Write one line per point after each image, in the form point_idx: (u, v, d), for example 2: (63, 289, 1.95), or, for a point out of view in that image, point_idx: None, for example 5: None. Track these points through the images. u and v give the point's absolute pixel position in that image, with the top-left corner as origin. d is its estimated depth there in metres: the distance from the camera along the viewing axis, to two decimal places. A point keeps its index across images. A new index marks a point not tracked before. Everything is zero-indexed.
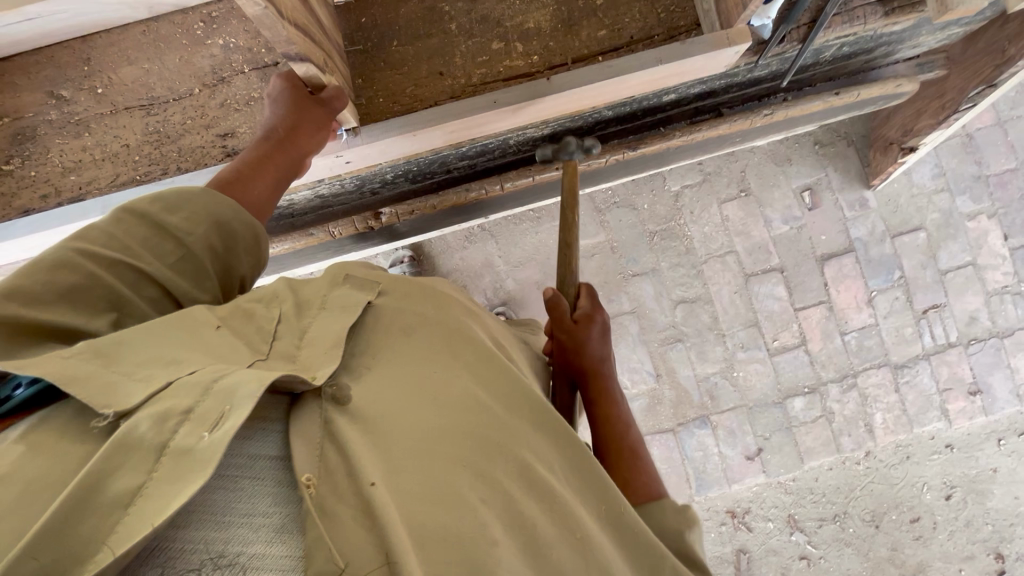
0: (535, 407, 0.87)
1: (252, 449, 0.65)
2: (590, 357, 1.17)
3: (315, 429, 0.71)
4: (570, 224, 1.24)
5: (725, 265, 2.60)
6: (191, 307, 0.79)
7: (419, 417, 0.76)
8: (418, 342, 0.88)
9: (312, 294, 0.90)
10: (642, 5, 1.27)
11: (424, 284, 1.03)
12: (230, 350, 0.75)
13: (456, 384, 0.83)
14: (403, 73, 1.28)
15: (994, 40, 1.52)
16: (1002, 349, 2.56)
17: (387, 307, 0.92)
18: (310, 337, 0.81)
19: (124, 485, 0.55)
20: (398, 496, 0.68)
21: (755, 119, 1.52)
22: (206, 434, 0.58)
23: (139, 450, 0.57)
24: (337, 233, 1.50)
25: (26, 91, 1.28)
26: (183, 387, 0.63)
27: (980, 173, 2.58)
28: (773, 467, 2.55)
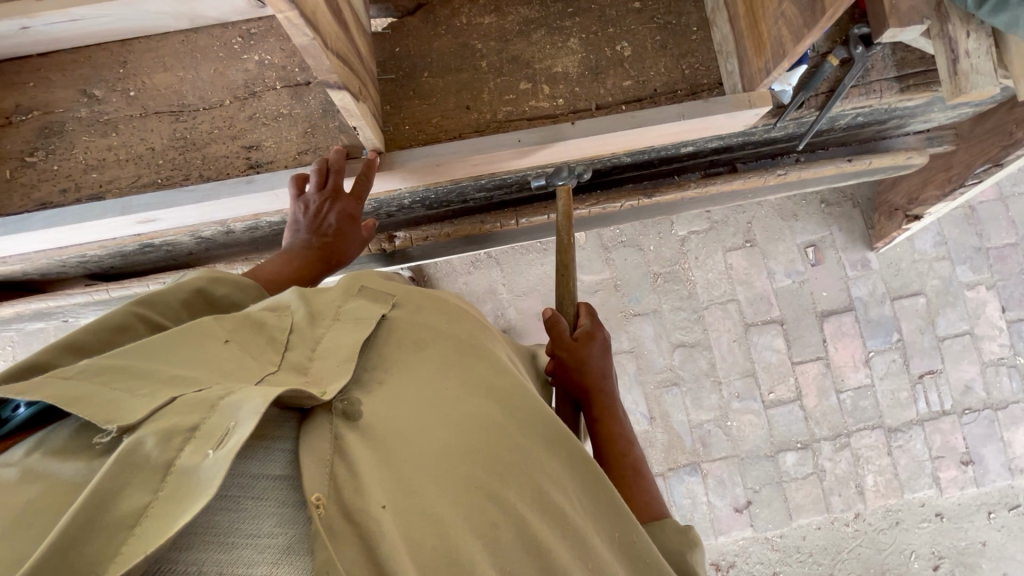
0: (549, 427, 0.87)
1: (256, 467, 0.63)
2: (592, 373, 1.16)
3: (326, 444, 0.70)
4: (567, 247, 1.28)
5: (726, 313, 2.62)
6: (198, 322, 0.79)
7: (433, 434, 0.76)
8: (430, 357, 0.89)
9: (326, 304, 0.90)
10: (668, 60, 1.32)
11: (433, 295, 1.04)
12: (238, 364, 0.74)
13: (469, 400, 0.83)
14: (432, 104, 1.31)
15: (1001, 122, 1.57)
16: (996, 422, 2.56)
17: (400, 319, 0.93)
18: (323, 349, 0.81)
19: (128, 506, 0.53)
20: (408, 515, 0.67)
21: (768, 178, 1.56)
22: (211, 451, 0.58)
23: (143, 469, 0.56)
24: None
25: (59, 88, 1.30)
26: (187, 405, 0.63)
27: (980, 245, 2.62)
28: (761, 522, 2.51)
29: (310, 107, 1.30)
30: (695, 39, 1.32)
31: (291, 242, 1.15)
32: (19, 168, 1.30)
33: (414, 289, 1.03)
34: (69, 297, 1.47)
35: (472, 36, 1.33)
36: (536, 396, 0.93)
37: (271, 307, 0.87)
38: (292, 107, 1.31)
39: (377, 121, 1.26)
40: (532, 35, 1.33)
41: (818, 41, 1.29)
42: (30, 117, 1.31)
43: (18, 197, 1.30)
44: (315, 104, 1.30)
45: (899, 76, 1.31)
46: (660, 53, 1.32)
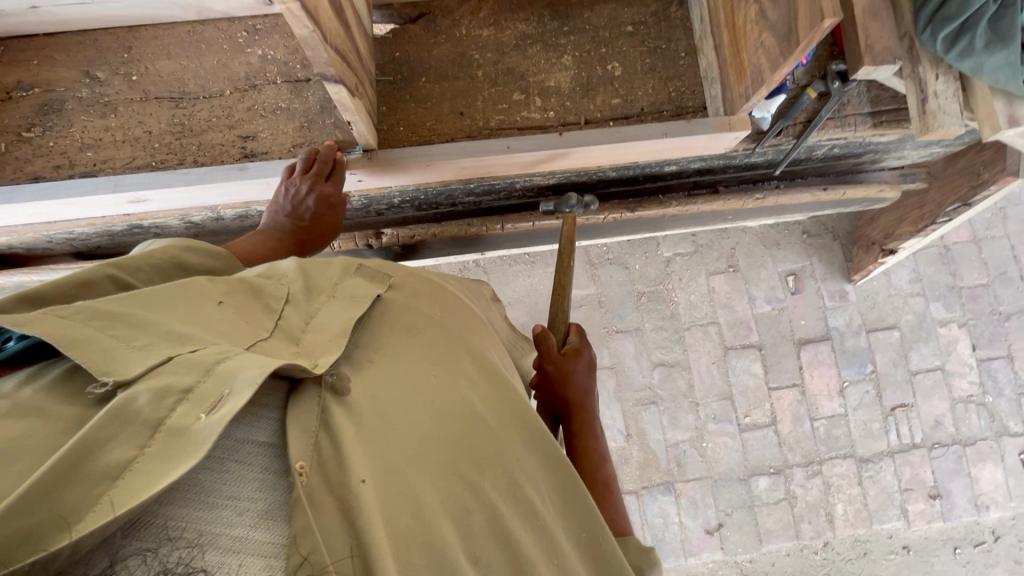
0: (529, 424, 0.89)
1: (240, 432, 0.64)
2: (575, 389, 1.18)
3: (313, 416, 0.71)
4: (566, 270, 1.33)
5: (707, 335, 2.66)
6: (195, 281, 0.81)
7: (416, 419, 0.78)
8: (420, 344, 0.91)
9: (325, 279, 0.92)
10: (656, 82, 1.38)
11: (428, 280, 1.07)
12: (231, 326, 0.76)
13: (454, 390, 0.85)
14: (428, 108, 1.36)
15: (971, 164, 1.65)
16: (964, 457, 2.61)
17: (394, 301, 0.95)
18: (317, 323, 0.84)
19: (114, 458, 0.55)
20: (386, 493, 0.69)
21: (747, 201, 1.61)
22: (203, 416, 0.60)
23: (134, 423, 0.58)
24: (336, 247, 1.54)
25: (62, 67, 1.34)
26: (183, 366, 0.64)
27: (954, 283, 2.71)
28: (731, 545, 2.52)
29: (309, 102, 1.34)
30: (682, 64, 1.39)
31: (272, 221, 1.18)
32: (14, 142, 1.31)
33: (412, 273, 1.06)
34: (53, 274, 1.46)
35: (469, 47, 1.39)
36: (521, 392, 0.95)
37: (265, 276, 0.89)
38: (290, 101, 1.34)
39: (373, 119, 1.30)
40: (527, 50, 1.39)
41: (798, 74, 1.35)
42: (30, 94, 1.33)
43: (10, 170, 1.31)
44: (314, 100, 1.34)
45: (873, 112, 1.38)
46: (648, 75, 1.38)
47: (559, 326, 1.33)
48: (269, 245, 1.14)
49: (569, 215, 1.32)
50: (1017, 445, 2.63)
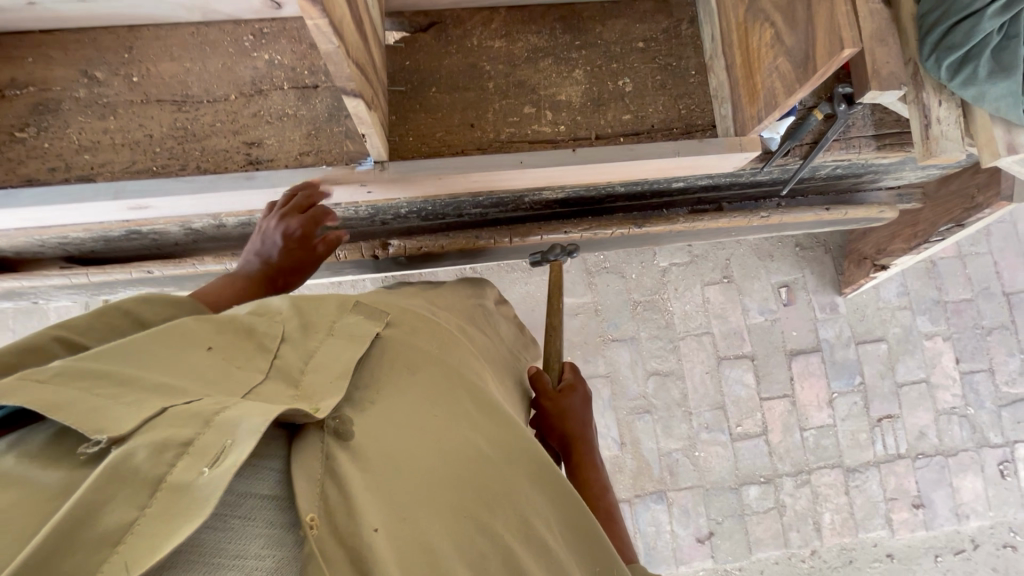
0: (534, 460, 0.90)
1: (242, 485, 0.64)
2: (572, 422, 1.23)
3: (317, 462, 0.71)
4: (555, 310, 1.44)
5: (701, 345, 2.69)
6: (181, 325, 0.80)
7: (423, 458, 0.79)
8: (420, 381, 0.92)
9: (323, 317, 0.94)
10: (666, 99, 1.39)
11: (422, 318, 1.09)
12: (223, 374, 0.76)
13: (457, 427, 0.87)
14: (439, 119, 1.35)
15: (965, 186, 1.69)
16: (946, 468, 2.68)
17: (392, 343, 0.96)
18: (314, 364, 0.83)
19: (115, 520, 0.54)
20: (399, 539, 0.69)
21: (753, 218, 1.63)
22: (206, 470, 0.59)
23: (133, 481, 0.57)
24: (341, 256, 1.52)
25: (59, 66, 1.30)
26: (181, 419, 0.64)
27: (939, 298, 2.78)
28: (721, 554, 2.55)
29: (317, 110, 1.32)
30: (692, 82, 1.40)
31: (244, 264, 1.15)
32: (7, 143, 1.26)
33: (408, 310, 1.08)
34: (45, 279, 1.40)
35: (480, 58, 1.38)
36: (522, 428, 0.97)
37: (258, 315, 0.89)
38: (298, 108, 1.32)
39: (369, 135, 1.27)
40: (539, 63, 1.39)
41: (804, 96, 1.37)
42: (24, 92, 1.28)
43: (2, 171, 1.25)
44: (322, 108, 1.32)
45: (876, 135, 1.41)
46: (659, 92, 1.39)
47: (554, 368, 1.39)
48: (238, 283, 1.10)
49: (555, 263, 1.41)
50: (997, 455, 2.70)
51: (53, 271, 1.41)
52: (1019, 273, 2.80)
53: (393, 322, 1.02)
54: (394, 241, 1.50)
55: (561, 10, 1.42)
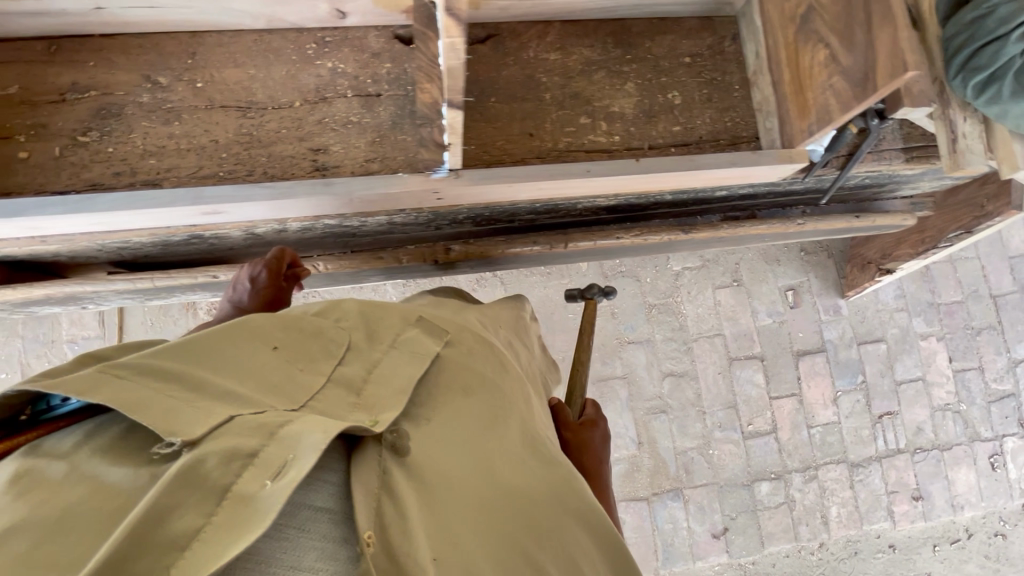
0: (577, 496, 0.95)
1: (298, 496, 0.70)
2: (591, 456, 1.30)
3: (375, 478, 0.78)
4: (585, 346, 1.58)
5: (713, 346, 2.78)
6: (253, 326, 0.90)
7: (471, 485, 0.86)
8: (471, 405, 0.98)
9: (386, 329, 1.04)
10: (713, 112, 1.46)
11: (475, 341, 1.15)
12: (287, 378, 0.85)
13: (502, 457, 0.93)
14: (497, 128, 1.39)
15: (974, 196, 1.82)
16: (942, 461, 2.83)
17: (450, 365, 1.03)
18: (378, 373, 0.93)
19: (182, 526, 0.60)
20: (452, 567, 0.75)
21: (791, 225, 1.73)
22: (268, 482, 0.65)
23: (201, 489, 0.63)
24: (405, 260, 1.55)
25: (122, 70, 1.30)
26: (249, 430, 0.71)
27: (933, 300, 2.93)
28: (736, 549, 2.63)
29: (380, 117, 1.35)
30: (736, 95, 1.47)
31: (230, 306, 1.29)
32: (69, 147, 1.25)
33: (464, 332, 1.15)
34: (106, 285, 1.38)
35: (536, 69, 1.43)
36: (563, 460, 1.02)
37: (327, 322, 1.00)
38: (362, 116, 1.35)
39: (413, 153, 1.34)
40: (592, 75, 1.44)
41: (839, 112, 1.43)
42: (86, 96, 1.28)
43: (66, 175, 1.24)
44: (385, 115, 1.35)
45: (905, 148, 1.51)
46: (705, 106, 1.46)
47: (575, 403, 1.48)
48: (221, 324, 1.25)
49: (591, 301, 1.66)
50: (987, 449, 2.87)
51: (114, 276, 1.39)
52: (1005, 276, 2.98)
53: (452, 343, 1.09)
54: (454, 246, 1.54)
55: (612, 25, 1.48)
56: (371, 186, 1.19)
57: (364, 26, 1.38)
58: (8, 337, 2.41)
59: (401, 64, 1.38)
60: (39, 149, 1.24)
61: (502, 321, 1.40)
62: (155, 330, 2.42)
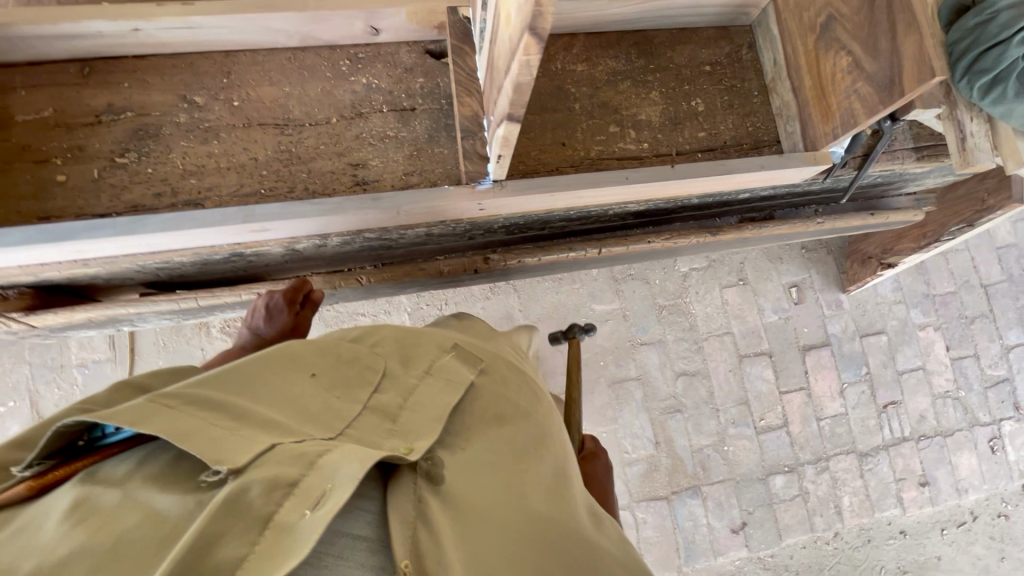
0: (595, 540, 0.96)
1: (335, 523, 0.72)
2: (597, 489, 1.33)
3: (410, 506, 0.79)
4: (575, 382, 1.58)
5: (723, 344, 2.83)
6: (294, 356, 0.94)
7: (504, 514, 0.88)
8: (503, 435, 1.01)
9: (424, 357, 1.07)
10: (735, 117, 1.51)
11: (507, 372, 1.18)
12: (324, 405, 0.87)
13: (531, 488, 0.95)
14: (531, 138, 1.41)
15: (973, 191, 1.91)
16: (945, 447, 2.92)
17: (484, 393, 1.05)
18: (413, 401, 0.95)
19: (228, 554, 0.62)
20: None
21: (811, 225, 1.79)
22: (308, 512, 0.67)
23: (246, 517, 0.65)
24: (445, 269, 1.55)
25: (158, 91, 1.29)
26: (289, 459, 0.73)
27: (928, 292, 3.04)
28: (755, 542, 2.68)
29: (417, 131, 1.37)
30: (756, 101, 1.53)
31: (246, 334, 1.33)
32: (107, 168, 1.25)
33: (496, 361, 1.18)
34: (150, 305, 1.37)
35: (566, 80, 1.47)
36: (580, 503, 1.04)
37: (365, 351, 1.04)
38: (398, 131, 1.36)
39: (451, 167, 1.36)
40: (619, 85, 1.49)
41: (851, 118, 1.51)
42: (122, 117, 1.27)
43: (107, 198, 1.23)
44: (421, 129, 1.37)
45: (915, 148, 1.59)
46: (728, 111, 1.51)
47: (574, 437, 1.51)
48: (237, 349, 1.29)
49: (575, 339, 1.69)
50: (987, 433, 2.97)
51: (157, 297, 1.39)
52: (993, 266, 3.11)
53: (485, 372, 1.11)
54: (492, 255, 1.55)
55: (635, 36, 1.52)
56: (418, 199, 1.22)
57: (396, 42, 1.40)
58: (16, 363, 2.36)
59: (434, 78, 1.40)
60: (76, 172, 1.24)
61: (522, 353, 1.43)
62: (167, 350, 2.39)
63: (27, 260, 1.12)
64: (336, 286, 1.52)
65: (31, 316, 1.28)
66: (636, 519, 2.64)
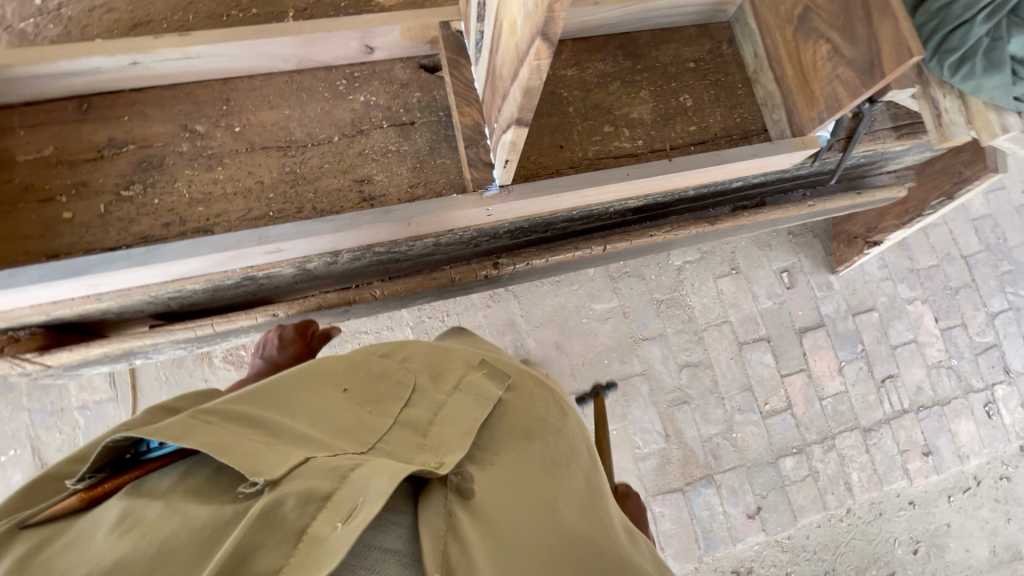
0: (634, 554, 0.93)
1: (368, 537, 0.72)
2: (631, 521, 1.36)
3: (440, 519, 0.79)
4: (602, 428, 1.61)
5: (722, 333, 2.89)
6: (327, 371, 0.96)
7: (536, 528, 0.87)
8: (532, 450, 1.00)
9: (453, 372, 1.08)
10: (722, 110, 1.56)
11: (536, 386, 1.18)
12: (357, 419, 0.89)
13: (562, 503, 0.94)
14: (531, 143, 1.45)
15: (951, 164, 2.00)
16: (944, 415, 2.99)
17: (512, 407, 1.06)
18: (442, 416, 0.96)
19: (266, 566, 0.61)
20: None
21: (802, 208, 1.85)
22: (340, 525, 0.66)
23: (282, 529, 0.65)
24: (456, 277, 1.56)
25: (158, 122, 1.30)
26: (322, 472, 0.72)
27: (913, 266, 3.13)
28: (771, 526, 2.71)
29: (418, 144, 1.39)
30: (741, 93, 1.58)
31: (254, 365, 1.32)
32: (113, 203, 1.25)
33: (524, 376, 1.18)
34: (166, 335, 1.36)
35: (558, 85, 1.51)
36: (616, 518, 1.01)
37: (393, 362, 1.06)
38: (399, 145, 1.39)
39: (452, 176, 1.38)
40: (609, 86, 1.53)
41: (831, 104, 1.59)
42: (125, 150, 1.28)
43: (115, 231, 1.24)
44: (421, 142, 1.40)
45: (895, 127, 1.66)
46: (715, 105, 1.57)
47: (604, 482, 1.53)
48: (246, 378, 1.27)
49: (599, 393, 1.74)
50: (982, 398, 3.06)
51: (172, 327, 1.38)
52: (970, 237, 3.22)
53: (513, 388, 1.11)
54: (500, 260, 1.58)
55: (619, 39, 1.57)
56: (428, 209, 1.24)
57: (389, 59, 1.43)
58: (14, 410, 2.31)
59: (430, 91, 1.43)
60: (82, 208, 1.24)
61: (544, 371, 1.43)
62: (170, 385, 2.35)
63: (41, 299, 1.12)
64: (351, 302, 1.49)
65: (46, 355, 1.28)
66: (653, 513, 2.66)
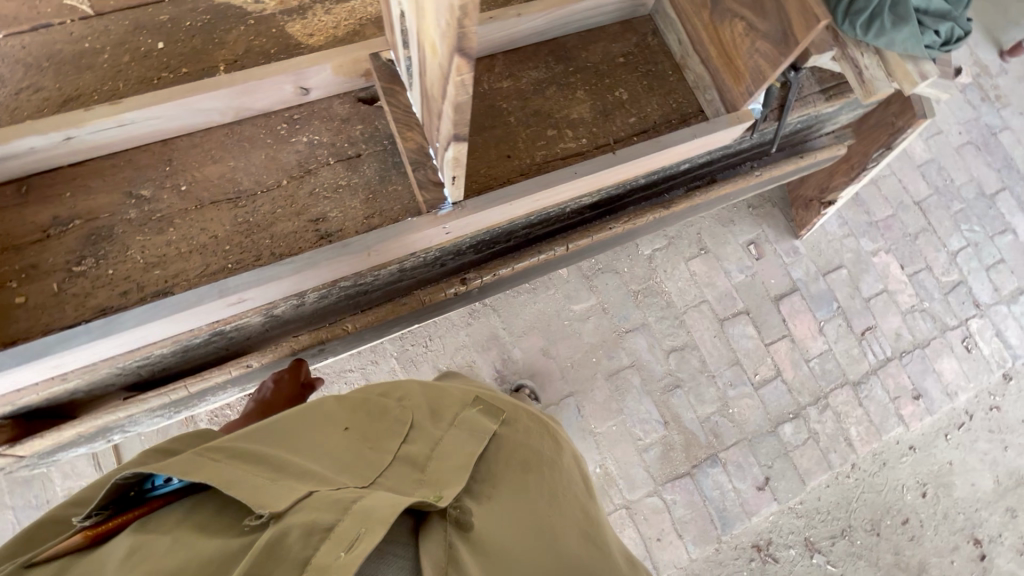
0: None
1: (365, 567, 0.71)
2: None
3: (441, 551, 0.78)
4: None
5: (702, 313, 2.93)
6: (326, 411, 0.98)
7: (538, 559, 0.86)
8: (528, 483, 1.00)
9: (449, 411, 1.09)
10: (658, 98, 1.62)
11: (529, 421, 1.19)
12: (359, 458, 0.90)
13: (562, 535, 0.94)
14: (478, 158, 1.48)
15: (884, 117, 2.09)
16: (926, 357, 3.07)
17: (507, 441, 1.06)
18: (440, 450, 0.96)
19: None
20: None
21: (750, 178, 1.90)
22: (343, 553, 0.64)
23: (286, 560, 0.63)
24: (426, 300, 1.56)
25: (101, 193, 1.29)
26: (326, 506, 0.72)
27: (870, 219, 3.23)
28: (782, 494, 2.73)
29: (367, 175, 1.41)
30: (673, 80, 1.64)
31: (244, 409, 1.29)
32: (67, 279, 1.23)
33: (517, 412, 1.18)
34: (142, 404, 1.33)
35: (496, 98, 1.54)
36: (615, 550, 1.01)
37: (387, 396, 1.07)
38: (349, 178, 1.40)
39: (405, 199, 1.40)
40: (546, 92, 1.57)
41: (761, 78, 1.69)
42: (71, 227, 1.26)
43: (71, 308, 1.22)
44: (371, 172, 1.41)
45: (823, 90, 1.74)
46: (651, 94, 1.62)
47: None
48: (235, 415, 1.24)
49: None
50: (959, 335, 3.15)
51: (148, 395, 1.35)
52: (919, 182, 3.34)
53: (508, 423, 1.12)
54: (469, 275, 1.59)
55: (549, 45, 1.62)
56: (387, 236, 1.25)
57: (326, 97, 1.44)
58: None
59: (372, 122, 1.45)
60: (34, 290, 1.21)
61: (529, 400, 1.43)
62: None
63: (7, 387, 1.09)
64: (325, 340, 1.48)
65: (17, 444, 1.25)
66: (666, 502, 2.66)
